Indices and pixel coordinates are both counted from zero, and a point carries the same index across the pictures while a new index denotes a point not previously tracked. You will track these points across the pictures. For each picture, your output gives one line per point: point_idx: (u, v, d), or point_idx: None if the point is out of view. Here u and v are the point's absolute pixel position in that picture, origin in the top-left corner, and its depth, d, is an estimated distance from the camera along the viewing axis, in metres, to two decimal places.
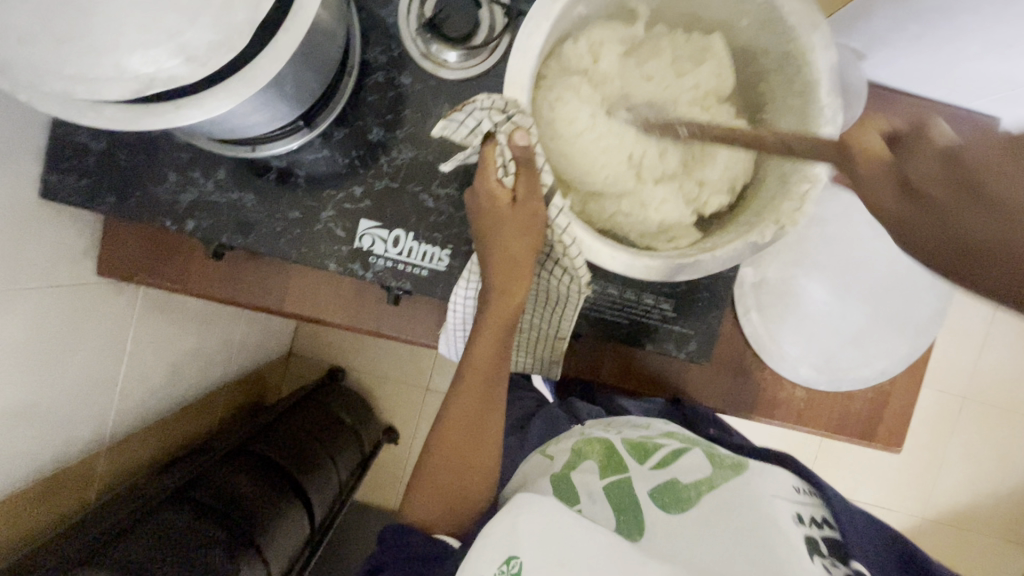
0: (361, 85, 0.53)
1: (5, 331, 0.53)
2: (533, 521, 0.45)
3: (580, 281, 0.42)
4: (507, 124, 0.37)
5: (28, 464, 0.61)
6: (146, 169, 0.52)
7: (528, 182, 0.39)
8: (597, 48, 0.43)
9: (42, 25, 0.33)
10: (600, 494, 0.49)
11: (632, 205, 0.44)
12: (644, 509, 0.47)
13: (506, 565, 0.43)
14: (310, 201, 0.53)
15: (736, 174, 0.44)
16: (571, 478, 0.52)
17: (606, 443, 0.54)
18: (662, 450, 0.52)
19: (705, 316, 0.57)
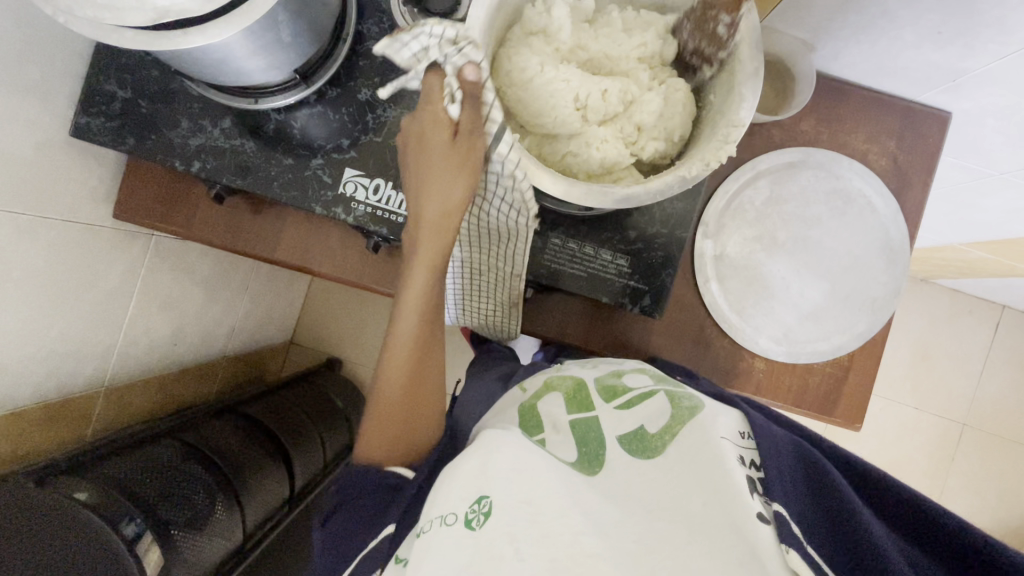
0: (354, 51, 0.60)
1: (26, 255, 0.59)
2: (503, 461, 0.48)
3: (527, 215, 0.49)
4: (458, 54, 0.40)
5: (32, 386, 0.66)
6: (162, 116, 0.59)
7: (469, 118, 0.43)
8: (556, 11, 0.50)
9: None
10: (565, 427, 0.54)
11: (579, 150, 0.49)
12: (608, 449, 0.50)
13: (478, 504, 0.45)
14: (303, 150, 0.60)
15: (670, 125, 0.50)
16: (539, 411, 0.57)
17: (576, 381, 0.59)
18: (630, 395, 0.55)
19: (660, 273, 0.61)
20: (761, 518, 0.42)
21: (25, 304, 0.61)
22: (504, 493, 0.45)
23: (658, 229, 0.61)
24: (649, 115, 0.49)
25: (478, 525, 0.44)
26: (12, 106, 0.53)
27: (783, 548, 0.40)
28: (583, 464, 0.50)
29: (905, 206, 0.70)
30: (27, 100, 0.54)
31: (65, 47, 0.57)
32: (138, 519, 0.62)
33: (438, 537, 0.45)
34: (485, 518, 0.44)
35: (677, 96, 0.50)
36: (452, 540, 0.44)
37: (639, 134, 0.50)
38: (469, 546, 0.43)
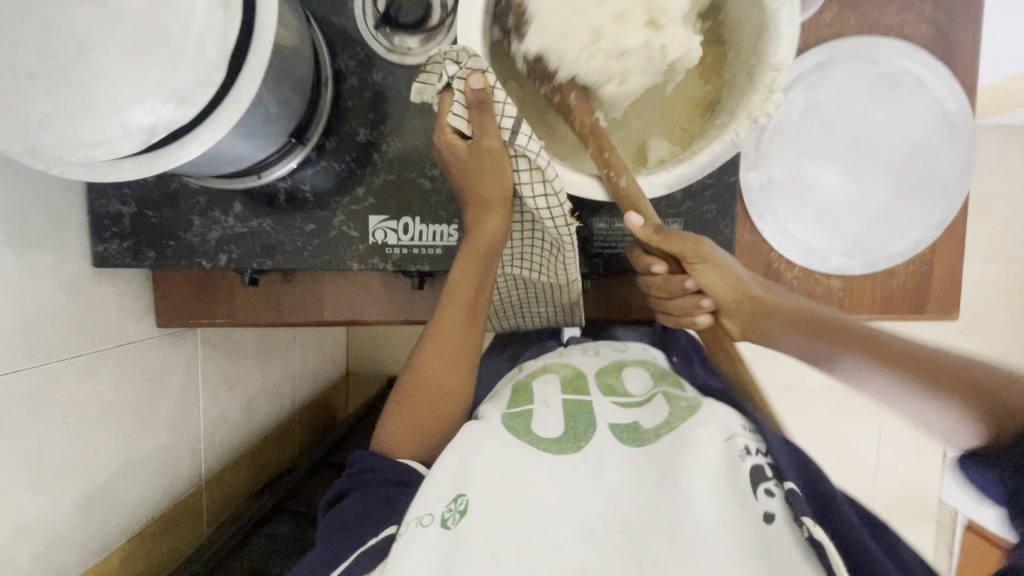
0: (340, 93, 0.56)
1: (98, 391, 0.60)
2: (484, 453, 0.45)
3: (563, 212, 0.45)
4: (463, 70, 0.39)
5: (146, 503, 0.69)
6: (173, 220, 0.57)
7: (480, 120, 0.41)
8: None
9: (58, 105, 0.38)
10: (557, 404, 0.51)
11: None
12: (598, 430, 0.48)
13: (455, 502, 0.42)
14: (321, 211, 0.57)
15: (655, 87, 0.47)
16: (533, 389, 0.54)
17: (575, 370, 0.56)
18: (630, 399, 0.53)
19: (717, 227, 0.57)
20: (768, 517, 0.40)
21: (110, 435, 0.62)
22: (481, 489, 0.42)
23: (704, 181, 0.57)
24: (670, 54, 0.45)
25: (453, 524, 0.41)
26: (33, 259, 0.52)
27: (803, 523, 0.39)
28: (565, 443, 0.47)
29: (958, 71, 0.63)
30: (44, 247, 0.53)
31: (59, 180, 0.55)
32: None
33: (411, 537, 0.41)
34: (461, 516, 0.41)
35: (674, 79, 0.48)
36: (427, 542, 0.41)
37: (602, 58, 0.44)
38: (445, 546, 0.40)
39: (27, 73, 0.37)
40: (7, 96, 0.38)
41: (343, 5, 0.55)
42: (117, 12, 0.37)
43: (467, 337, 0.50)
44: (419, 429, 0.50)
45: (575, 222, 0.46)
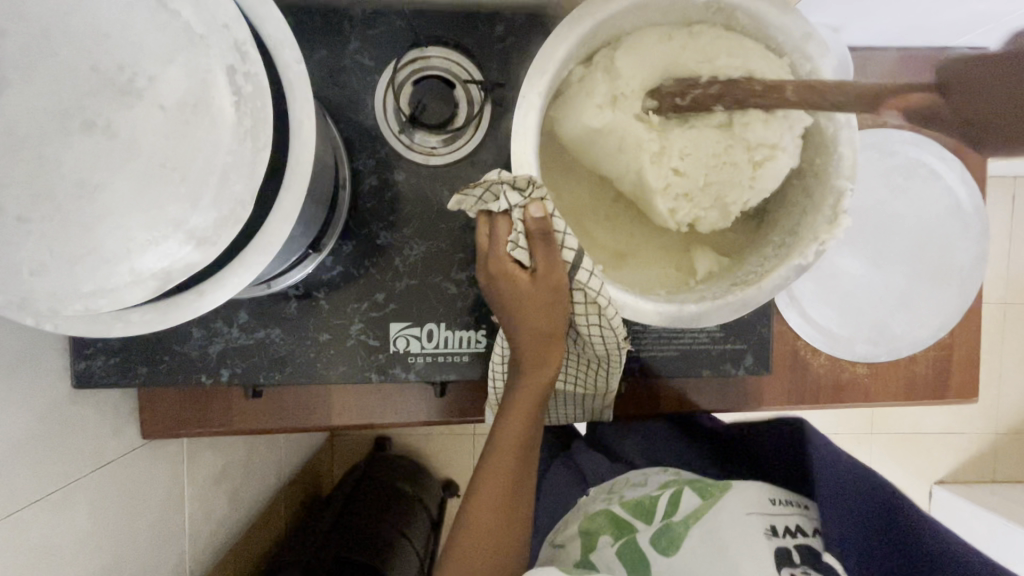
0: (357, 193, 0.52)
1: (75, 524, 0.53)
2: None
3: (619, 340, 0.42)
4: (524, 196, 0.36)
5: None
6: (168, 332, 0.51)
7: (548, 254, 0.37)
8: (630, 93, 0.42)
9: (54, 251, 0.33)
10: (617, 564, 0.51)
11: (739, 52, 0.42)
12: (652, 561, 0.50)
13: None
14: (336, 319, 0.53)
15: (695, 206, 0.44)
16: (590, 560, 0.53)
17: (603, 512, 0.56)
18: (647, 496, 0.56)
19: (754, 327, 0.55)
20: None
21: (86, 573, 0.54)
22: None
23: None
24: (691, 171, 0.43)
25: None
26: (4, 390, 0.45)
27: None
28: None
29: (967, 161, 0.65)
30: (15, 373, 0.46)
31: None
32: None
33: None
34: None
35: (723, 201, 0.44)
36: None
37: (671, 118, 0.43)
38: None
39: (17, 216, 0.32)
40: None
41: (362, 101, 0.51)
42: (126, 145, 0.32)
43: (523, 475, 0.45)
44: None
45: (628, 348, 0.43)
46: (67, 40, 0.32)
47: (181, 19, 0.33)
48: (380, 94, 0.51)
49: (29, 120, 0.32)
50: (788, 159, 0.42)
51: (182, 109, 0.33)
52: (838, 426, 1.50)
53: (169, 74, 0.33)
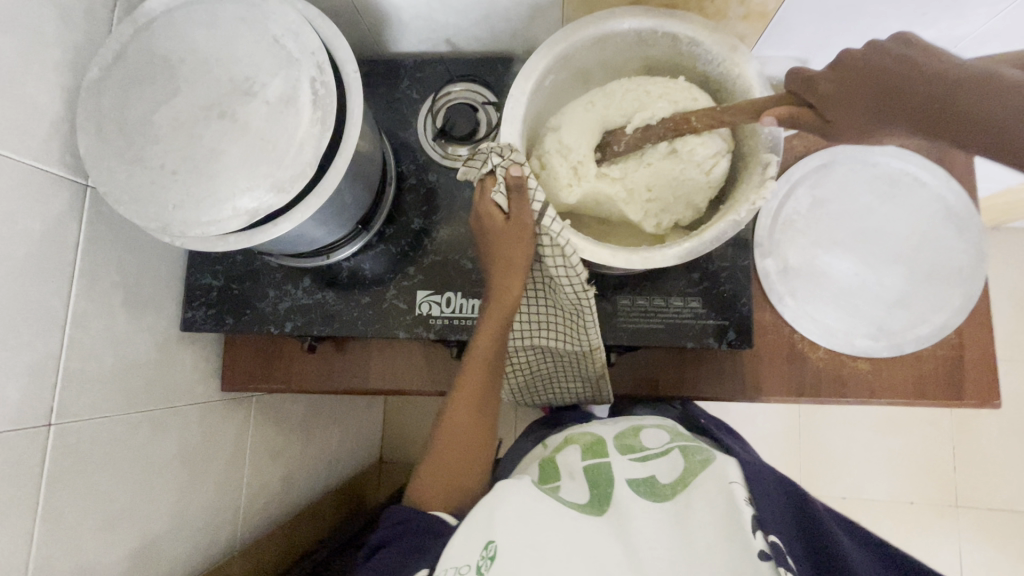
0: (400, 190, 0.67)
1: (165, 443, 0.66)
2: (508, 506, 0.47)
3: (582, 285, 0.50)
4: (505, 160, 0.48)
5: (183, 563, 0.70)
6: (252, 292, 0.67)
7: (518, 205, 0.48)
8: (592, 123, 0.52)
9: (190, 194, 0.49)
10: (580, 474, 0.53)
11: (653, 91, 0.51)
12: (615, 487, 0.50)
13: (485, 550, 0.45)
14: (376, 286, 0.66)
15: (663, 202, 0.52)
16: (557, 463, 0.57)
17: (594, 434, 0.58)
18: (648, 451, 0.53)
19: (735, 305, 0.61)
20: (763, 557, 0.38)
21: (166, 490, 0.66)
22: (508, 534, 0.45)
23: (718, 264, 0.62)
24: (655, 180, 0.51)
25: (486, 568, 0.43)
26: (136, 319, 0.61)
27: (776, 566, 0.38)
28: (592, 505, 0.49)
29: (955, 172, 0.69)
30: (145, 310, 0.63)
31: (167, 257, 0.66)
32: None
33: None
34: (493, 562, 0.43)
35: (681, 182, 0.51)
36: None
37: (624, 161, 0.52)
38: None
39: (172, 170, 0.49)
40: (153, 187, 0.49)
41: (409, 123, 0.68)
42: (243, 126, 0.49)
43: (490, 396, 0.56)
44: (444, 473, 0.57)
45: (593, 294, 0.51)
46: (218, 64, 0.50)
47: (287, 50, 0.51)
48: (422, 116, 0.67)
49: (189, 112, 0.50)
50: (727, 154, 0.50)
51: (281, 104, 0.50)
52: (914, 495, 1.35)
53: (275, 82, 0.50)
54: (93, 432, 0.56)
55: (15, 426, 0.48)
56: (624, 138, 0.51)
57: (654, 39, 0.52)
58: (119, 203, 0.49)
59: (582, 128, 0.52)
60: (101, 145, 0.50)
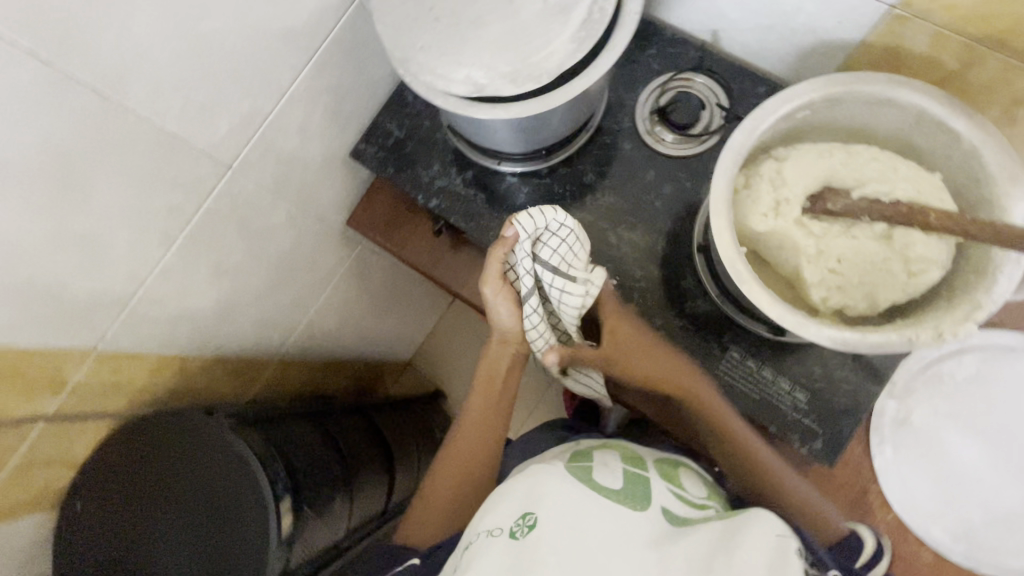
0: (592, 141, 0.67)
1: (284, 237, 0.73)
2: (552, 487, 0.49)
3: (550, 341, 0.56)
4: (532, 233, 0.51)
5: (243, 338, 0.78)
6: (419, 157, 0.71)
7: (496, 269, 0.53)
8: (823, 170, 0.50)
9: (439, 42, 0.52)
10: (616, 468, 0.56)
11: (901, 171, 0.48)
12: (653, 501, 0.52)
13: (522, 518, 0.47)
14: (524, 211, 0.68)
15: (845, 282, 0.49)
16: (592, 454, 0.59)
17: (635, 450, 0.61)
18: (685, 493, 0.56)
19: (839, 420, 0.58)
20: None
21: (263, 273, 0.73)
22: (550, 512, 0.46)
23: (846, 374, 0.58)
24: (849, 257, 0.48)
25: (522, 535, 0.45)
26: (326, 125, 0.67)
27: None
28: (625, 497, 0.51)
29: None
30: (336, 122, 0.68)
31: (374, 89, 0.71)
32: (275, 468, 0.64)
33: (482, 541, 0.46)
34: (530, 530, 0.45)
35: (872, 276, 0.48)
36: (496, 546, 0.45)
37: (830, 222, 0.49)
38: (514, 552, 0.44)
39: (436, 15, 0.52)
40: (415, 22, 0.53)
41: (635, 87, 0.67)
42: (515, 10, 0.52)
43: (490, 428, 0.64)
44: (442, 505, 0.62)
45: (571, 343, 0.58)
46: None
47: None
48: (651, 88, 0.67)
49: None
50: (940, 271, 0.47)
51: (556, 9, 0.52)
52: None
53: None
54: (250, 192, 0.62)
55: (209, 150, 0.54)
56: (845, 200, 0.48)
57: (933, 129, 0.48)
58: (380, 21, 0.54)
59: (814, 174, 0.50)
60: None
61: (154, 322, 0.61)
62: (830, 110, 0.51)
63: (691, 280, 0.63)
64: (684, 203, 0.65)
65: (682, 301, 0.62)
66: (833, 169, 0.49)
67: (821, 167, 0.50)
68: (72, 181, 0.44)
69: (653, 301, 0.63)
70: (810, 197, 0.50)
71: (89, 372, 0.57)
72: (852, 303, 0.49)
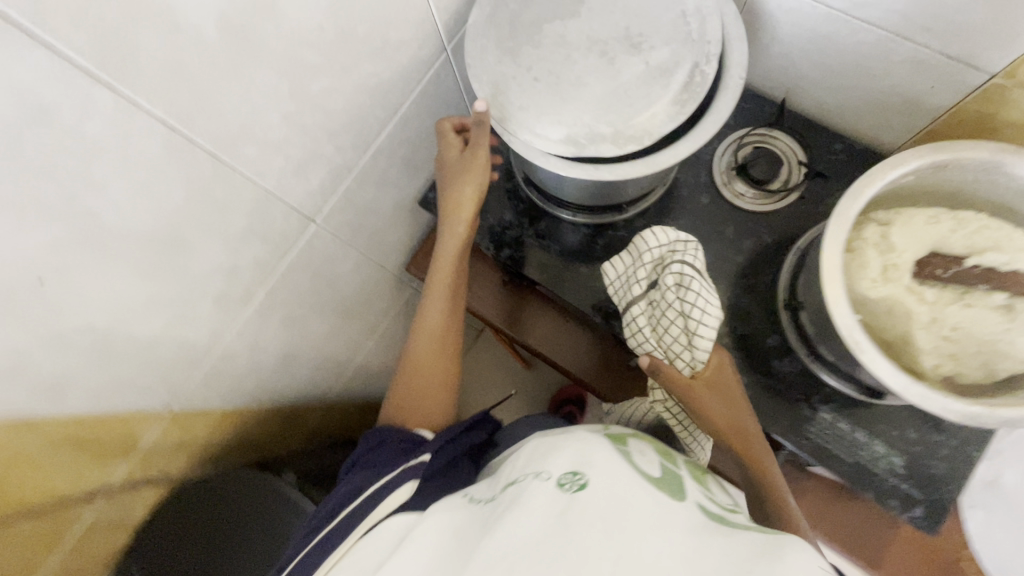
0: (668, 194, 0.67)
1: (350, 285, 0.72)
2: (600, 453, 0.45)
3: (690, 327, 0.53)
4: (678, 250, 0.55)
5: (303, 386, 0.77)
6: (492, 208, 0.71)
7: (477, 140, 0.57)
8: (931, 234, 0.49)
9: (537, 103, 0.52)
10: (652, 458, 0.51)
11: (1015, 241, 0.47)
12: (690, 494, 0.46)
13: (572, 475, 0.42)
14: (600, 264, 0.68)
15: (959, 351, 0.48)
16: (626, 439, 0.54)
17: (667, 448, 0.56)
18: (719, 498, 0.50)
19: (939, 487, 0.56)
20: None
21: (328, 321, 0.72)
22: (601, 476, 0.41)
23: (944, 438, 0.57)
24: (966, 326, 0.47)
25: (571, 490, 0.40)
26: (400, 175, 0.66)
27: None
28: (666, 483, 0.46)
29: None
30: (410, 172, 0.68)
31: None
32: None
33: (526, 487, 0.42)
34: (579, 488, 0.40)
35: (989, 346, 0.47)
36: (542, 495, 0.40)
37: (940, 288, 0.49)
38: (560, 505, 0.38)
39: (534, 75, 0.52)
40: (512, 81, 0.52)
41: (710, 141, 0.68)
42: (615, 72, 0.52)
43: (442, 347, 0.70)
44: (426, 392, 0.68)
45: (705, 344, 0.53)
46: (622, 13, 0.53)
47: (691, 28, 0.52)
48: (728, 142, 0.67)
49: (577, 39, 0.53)
50: None
51: (658, 71, 0.51)
52: None
53: (663, 52, 0.52)
54: (327, 245, 0.61)
55: (298, 206, 0.53)
56: (955, 267, 0.48)
57: None
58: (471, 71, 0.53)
59: (925, 240, 0.49)
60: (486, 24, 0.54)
61: (226, 378, 0.59)
62: (935, 174, 0.50)
63: (776, 338, 0.62)
64: (764, 258, 0.64)
65: (767, 358, 0.61)
66: (942, 235, 0.49)
67: (929, 233, 0.49)
68: (175, 246, 0.43)
69: (736, 358, 0.62)
70: (920, 263, 0.49)
71: (160, 434, 0.55)
72: (965, 371, 0.49)
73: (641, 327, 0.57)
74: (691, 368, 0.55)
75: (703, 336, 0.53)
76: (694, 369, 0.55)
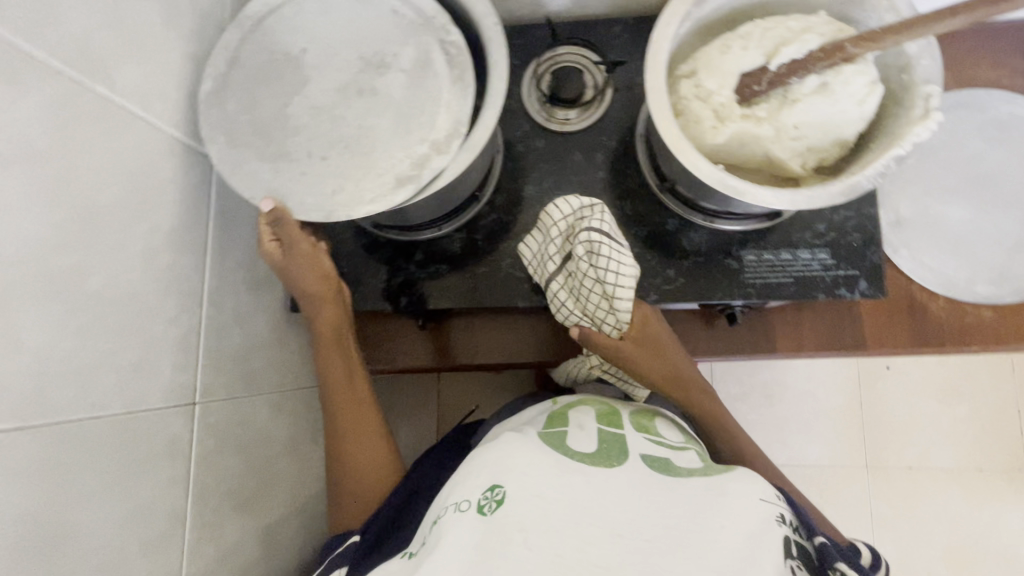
0: (508, 158, 0.66)
1: (280, 427, 0.65)
2: (519, 456, 0.40)
3: (608, 287, 0.52)
4: (585, 215, 0.54)
5: (304, 550, 0.70)
6: (363, 269, 0.67)
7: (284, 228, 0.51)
8: (728, 63, 0.51)
9: (338, 174, 0.49)
10: (591, 426, 0.46)
11: (795, 27, 0.50)
12: (630, 454, 0.42)
13: (490, 492, 0.37)
14: (491, 255, 0.66)
15: (812, 141, 0.51)
16: (566, 412, 0.49)
17: (609, 404, 0.51)
18: (663, 439, 0.47)
19: (865, 253, 0.60)
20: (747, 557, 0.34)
21: (284, 475, 0.65)
22: (526, 483, 0.37)
23: (844, 212, 0.61)
24: (804, 118, 0.49)
25: (491, 513, 0.36)
26: (255, 299, 0.60)
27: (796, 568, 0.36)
28: (599, 454, 0.42)
29: None
30: (262, 288, 0.62)
31: None
32: None
33: (449, 521, 0.37)
34: (497, 508, 0.36)
35: (832, 127, 0.50)
36: (462, 531, 0.36)
37: (766, 101, 0.51)
38: (478, 536, 0.35)
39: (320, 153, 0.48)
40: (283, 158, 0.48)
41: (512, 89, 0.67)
42: (384, 99, 0.50)
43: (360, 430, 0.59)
44: (359, 494, 0.57)
45: (627, 298, 0.52)
46: (337, 41, 0.51)
47: (415, 23, 0.52)
48: (528, 82, 0.66)
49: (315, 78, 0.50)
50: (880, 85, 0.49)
51: (413, 67, 0.51)
52: None
53: (406, 44, 0.51)
54: (228, 414, 0.55)
55: (167, 403, 0.46)
56: (766, 77, 0.49)
57: None
58: (288, 203, 0.48)
59: (729, 69, 0.51)
60: (231, 134, 0.49)
61: None
62: (701, 10, 0.52)
63: (674, 220, 0.63)
64: (621, 160, 0.65)
65: (677, 241, 0.62)
66: (739, 58, 0.51)
67: (729, 62, 0.51)
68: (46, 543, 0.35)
69: (654, 258, 0.63)
70: (738, 90, 0.51)
71: None
72: (826, 152, 0.52)
73: (564, 302, 0.57)
74: (619, 329, 0.55)
75: (622, 298, 0.52)
76: (622, 330, 0.55)
